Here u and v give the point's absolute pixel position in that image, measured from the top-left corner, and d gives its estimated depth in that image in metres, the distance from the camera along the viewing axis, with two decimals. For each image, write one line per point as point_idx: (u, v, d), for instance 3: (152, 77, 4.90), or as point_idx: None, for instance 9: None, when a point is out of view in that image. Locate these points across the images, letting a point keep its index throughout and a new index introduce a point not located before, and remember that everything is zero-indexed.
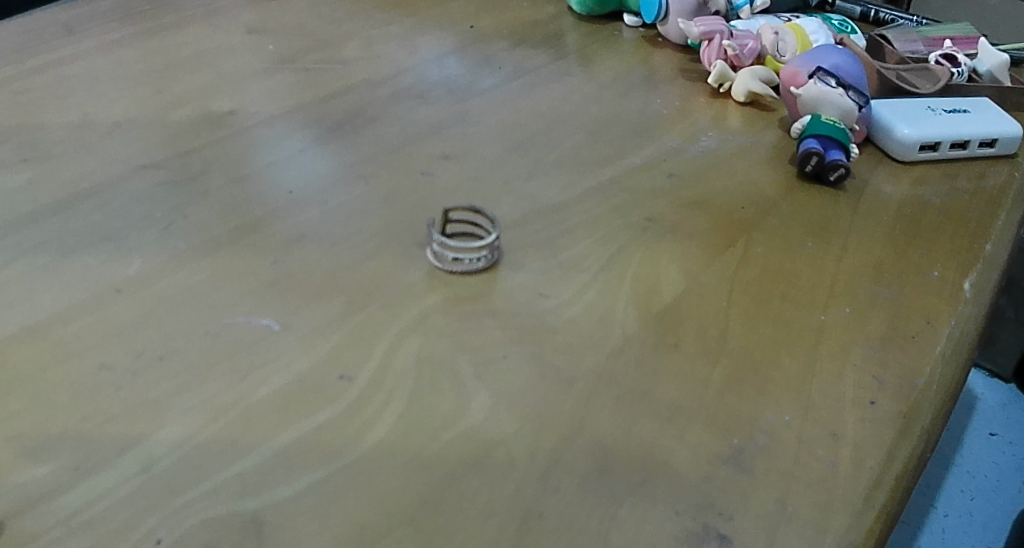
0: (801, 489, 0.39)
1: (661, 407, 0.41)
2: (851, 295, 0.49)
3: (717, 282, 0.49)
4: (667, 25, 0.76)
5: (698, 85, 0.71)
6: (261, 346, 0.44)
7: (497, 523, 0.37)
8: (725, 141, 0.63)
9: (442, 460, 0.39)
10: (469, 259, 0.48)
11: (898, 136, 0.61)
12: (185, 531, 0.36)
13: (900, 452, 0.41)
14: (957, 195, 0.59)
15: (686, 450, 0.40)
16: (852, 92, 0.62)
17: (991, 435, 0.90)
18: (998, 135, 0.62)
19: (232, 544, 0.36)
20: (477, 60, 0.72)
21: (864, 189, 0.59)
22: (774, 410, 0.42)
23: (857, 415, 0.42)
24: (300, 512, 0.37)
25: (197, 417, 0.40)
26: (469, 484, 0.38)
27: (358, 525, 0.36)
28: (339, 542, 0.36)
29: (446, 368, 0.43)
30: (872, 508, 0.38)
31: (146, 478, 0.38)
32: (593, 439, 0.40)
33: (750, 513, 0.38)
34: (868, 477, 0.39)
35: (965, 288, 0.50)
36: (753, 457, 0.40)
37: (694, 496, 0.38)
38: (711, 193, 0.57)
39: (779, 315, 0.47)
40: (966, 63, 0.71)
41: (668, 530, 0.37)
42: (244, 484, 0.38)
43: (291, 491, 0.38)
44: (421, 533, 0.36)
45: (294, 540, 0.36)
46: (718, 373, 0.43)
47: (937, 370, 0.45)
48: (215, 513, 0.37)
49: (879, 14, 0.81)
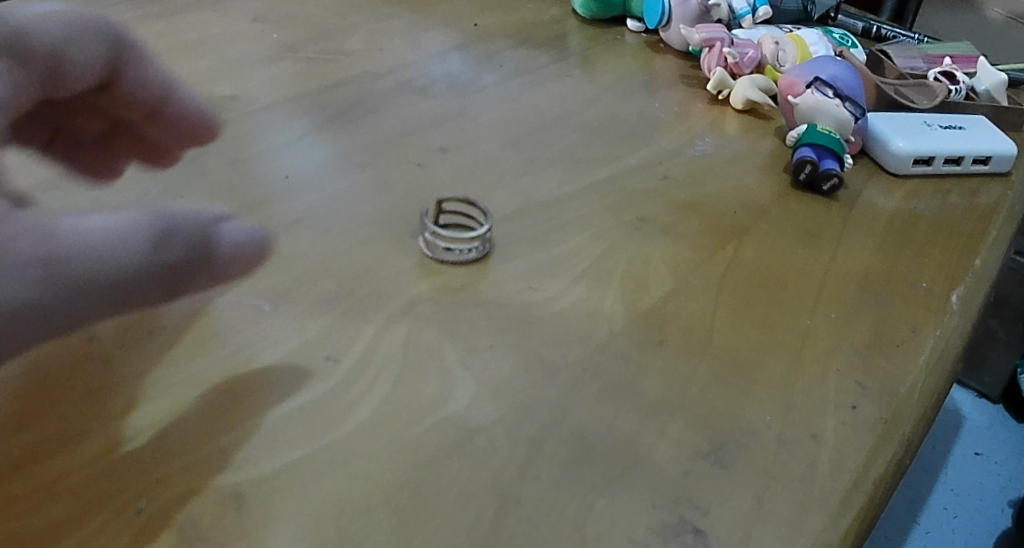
0: (779, 487, 0.39)
1: (644, 401, 0.42)
2: (838, 301, 0.49)
3: (705, 282, 0.49)
4: (669, 31, 0.76)
5: (698, 92, 0.71)
6: (251, 325, 0.44)
7: (475, 507, 0.37)
8: (721, 147, 0.64)
9: (425, 444, 0.39)
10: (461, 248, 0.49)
11: (892, 149, 0.62)
12: (164, 501, 0.37)
13: (880, 455, 0.41)
14: (948, 210, 0.59)
15: (667, 445, 0.40)
16: (849, 103, 0.63)
17: (977, 454, 0.90)
18: (992, 153, 0.62)
19: (211, 517, 0.36)
20: (479, 57, 0.72)
21: (857, 200, 0.59)
22: (756, 410, 0.42)
23: (839, 418, 0.42)
24: (280, 487, 0.37)
25: (183, 391, 0.41)
26: (450, 468, 0.38)
27: (338, 504, 0.37)
28: (318, 520, 0.36)
29: (432, 355, 0.43)
30: (850, 510, 0.39)
31: (132, 448, 0.38)
32: (574, 430, 0.40)
33: (728, 509, 0.38)
34: (846, 479, 0.40)
35: (952, 300, 0.51)
36: (733, 454, 0.40)
37: (672, 490, 0.38)
38: (704, 196, 0.57)
39: (765, 317, 0.47)
40: (964, 81, 0.71)
41: (645, 522, 0.37)
42: (226, 458, 0.38)
43: (272, 467, 0.38)
44: (399, 514, 0.36)
45: (273, 515, 0.36)
46: (702, 371, 0.44)
47: (921, 378, 0.45)
48: (196, 486, 0.37)
49: (880, 30, 0.81)
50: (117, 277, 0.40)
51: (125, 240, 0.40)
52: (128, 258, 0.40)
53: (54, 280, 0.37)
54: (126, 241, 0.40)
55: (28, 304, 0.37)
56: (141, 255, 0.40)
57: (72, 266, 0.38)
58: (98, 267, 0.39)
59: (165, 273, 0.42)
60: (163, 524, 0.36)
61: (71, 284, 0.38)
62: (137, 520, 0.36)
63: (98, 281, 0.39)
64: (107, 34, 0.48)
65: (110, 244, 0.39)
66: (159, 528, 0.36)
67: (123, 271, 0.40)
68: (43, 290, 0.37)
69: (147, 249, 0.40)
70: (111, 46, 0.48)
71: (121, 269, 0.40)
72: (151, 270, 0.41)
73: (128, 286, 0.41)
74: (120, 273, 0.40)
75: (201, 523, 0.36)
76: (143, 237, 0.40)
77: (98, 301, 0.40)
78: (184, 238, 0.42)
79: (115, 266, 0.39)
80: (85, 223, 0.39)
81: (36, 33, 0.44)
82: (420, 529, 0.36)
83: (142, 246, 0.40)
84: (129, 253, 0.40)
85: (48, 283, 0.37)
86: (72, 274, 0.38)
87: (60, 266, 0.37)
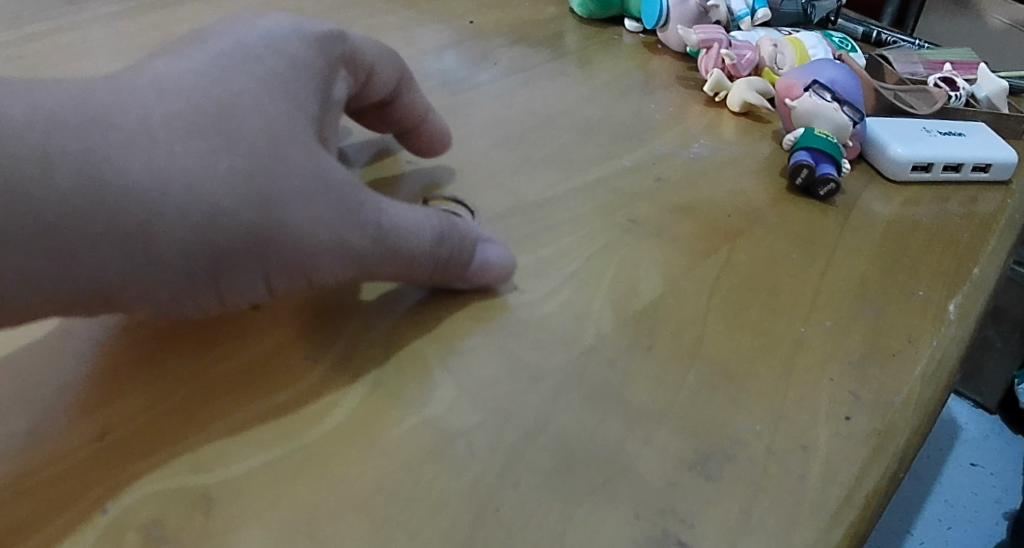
0: (768, 500, 0.38)
1: (630, 408, 0.41)
2: (833, 308, 0.48)
3: (697, 287, 0.48)
4: (666, 32, 0.75)
5: (694, 93, 0.70)
6: (228, 321, 0.43)
7: (452, 515, 0.36)
8: (717, 149, 0.62)
9: (401, 449, 0.38)
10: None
11: (891, 154, 0.61)
12: (132, 503, 0.36)
13: (873, 469, 0.40)
14: (947, 218, 0.58)
15: (652, 454, 0.39)
16: (847, 107, 0.62)
17: (972, 465, 0.89)
18: (993, 160, 0.61)
19: (180, 521, 0.35)
20: (474, 54, 0.71)
21: (854, 205, 0.58)
22: (745, 419, 0.41)
23: (831, 429, 0.41)
24: (251, 490, 0.36)
25: (156, 388, 0.40)
26: (427, 475, 0.37)
27: (310, 509, 0.36)
28: (289, 526, 0.35)
29: (413, 357, 0.42)
30: (840, 525, 0.37)
31: (101, 444, 0.38)
32: (557, 436, 0.39)
33: (713, 522, 0.37)
34: (837, 493, 0.38)
35: (950, 310, 0.50)
36: (720, 465, 0.39)
37: (656, 500, 0.37)
38: (699, 199, 0.56)
39: (758, 323, 0.46)
40: (965, 87, 0.70)
41: (626, 533, 0.36)
42: (197, 459, 0.37)
43: (244, 469, 0.37)
44: (373, 521, 0.35)
45: (243, 519, 0.35)
46: (691, 378, 0.42)
47: (916, 390, 0.44)
48: (165, 487, 0.36)
49: (880, 35, 0.80)
50: (482, 267, 0.45)
51: (444, 239, 0.43)
52: (467, 259, 0.44)
53: (393, 254, 0.42)
54: (500, 263, 0.46)
55: (371, 262, 0.41)
56: (473, 250, 0.45)
57: (403, 249, 0.42)
58: (422, 254, 0.43)
59: (463, 282, 0.45)
60: (130, 526, 0.35)
61: (407, 260, 0.42)
62: (102, 520, 0.35)
63: (422, 264, 0.43)
64: (407, 73, 0.52)
65: (437, 238, 0.43)
66: (124, 530, 0.35)
67: (488, 271, 0.45)
68: (385, 256, 0.41)
69: (475, 251, 0.45)
70: (400, 79, 0.52)
71: (460, 263, 0.44)
72: (484, 277, 0.45)
73: (434, 281, 0.44)
74: (451, 273, 0.44)
75: (168, 526, 0.35)
76: (451, 232, 0.43)
77: (410, 280, 0.44)
78: (508, 255, 0.46)
79: (432, 257, 0.43)
80: (438, 220, 0.43)
81: (383, 75, 0.51)
82: (394, 537, 0.35)
83: (471, 242, 0.45)
84: (466, 247, 0.44)
85: (378, 246, 0.41)
86: (415, 250, 0.42)
87: (392, 240, 0.41)
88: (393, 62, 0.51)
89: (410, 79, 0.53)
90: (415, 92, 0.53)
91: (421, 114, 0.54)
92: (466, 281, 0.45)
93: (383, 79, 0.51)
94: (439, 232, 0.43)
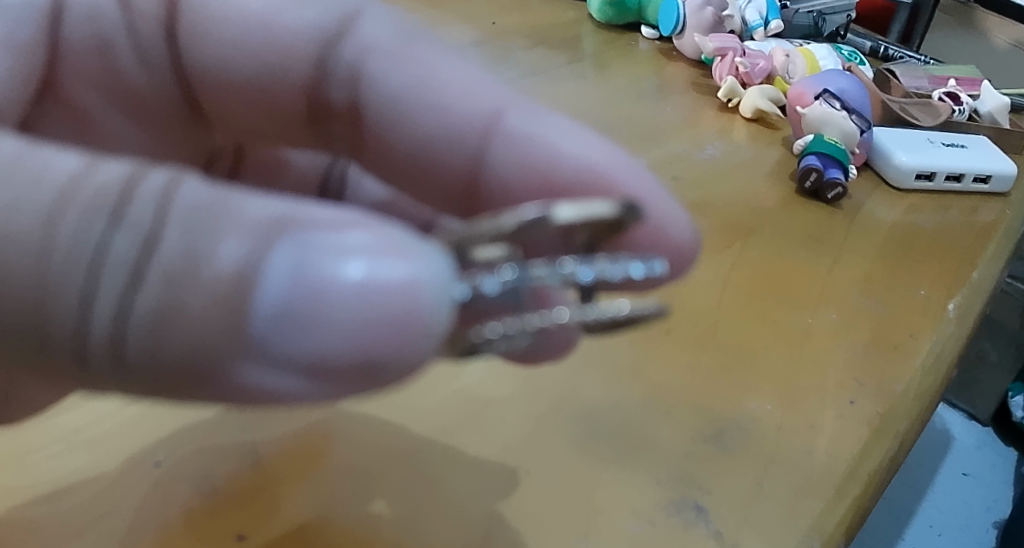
0: (778, 473, 0.40)
1: (648, 386, 0.44)
2: (838, 302, 0.51)
3: (712, 277, 0.51)
4: (683, 39, 0.77)
5: (708, 99, 0.73)
6: None
7: (486, 476, 0.39)
8: (730, 153, 0.65)
9: (438, 415, 0.42)
10: (491, 273, 0.26)
11: (896, 162, 0.64)
12: (183, 456, 0.39)
13: (876, 447, 0.42)
14: (949, 224, 0.61)
15: (672, 429, 0.42)
16: (855, 116, 0.65)
17: (964, 474, 0.91)
18: (992, 172, 0.64)
19: (231, 470, 0.39)
20: (495, 55, 0.74)
21: (858, 209, 0.61)
22: (755, 399, 0.44)
23: (836, 411, 0.44)
24: (296, 450, 0.40)
25: None
26: (460, 441, 0.41)
27: (356, 468, 0.39)
28: (339, 477, 0.39)
29: None
30: (846, 498, 0.40)
31: (138, 417, 0.41)
32: (581, 410, 0.42)
33: (727, 487, 0.40)
34: (843, 469, 0.41)
35: (950, 308, 0.52)
36: (734, 437, 0.42)
37: (675, 470, 0.40)
38: (712, 198, 0.59)
39: (769, 314, 0.49)
40: (968, 102, 0.73)
41: (650, 498, 0.39)
42: (244, 420, 0.41)
43: (289, 429, 0.41)
44: (416, 477, 0.39)
45: (294, 469, 0.39)
46: (705, 361, 0.45)
47: (917, 380, 0.46)
48: (214, 442, 0.40)
49: (888, 50, 0.83)
50: (285, 306, 0.25)
51: (123, 219, 0.25)
52: (212, 260, 0.25)
53: None
54: (345, 304, 0.25)
55: None
56: (243, 259, 0.25)
57: None
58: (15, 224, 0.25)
59: (262, 354, 0.25)
60: (180, 478, 0.38)
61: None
62: (154, 472, 0.39)
63: (29, 250, 0.25)
64: (357, 25, 0.42)
65: (101, 213, 0.25)
66: (172, 480, 0.38)
67: (316, 312, 0.25)
68: None
69: (255, 258, 0.25)
70: (343, 24, 0.42)
71: (190, 277, 0.25)
72: (329, 325, 0.25)
73: (161, 340, 0.25)
74: (208, 318, 0.25)
75: (217, 478, 0.38)
76: (157, 216, 0.25)
77: (44, 301, 0.25)
78: (372, 269, 0.25)
79: (84, 248, 0.25)
80: (153, 176, 0.26)
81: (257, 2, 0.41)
82: (434, 496, 0.38)
83: (236, 242, 0.25)
84: (219, 253, 0.25)
85: None
86: None
87: None
88: (319, 7, 0.42)
89: (395, 41, 0.42)
90: (382, 52, 0.41)
91: (434, 82, 0.41)
92: (264, 354, 0.25)
93: (257, 7, 0.41)
94: (122, 185, 0.25)
